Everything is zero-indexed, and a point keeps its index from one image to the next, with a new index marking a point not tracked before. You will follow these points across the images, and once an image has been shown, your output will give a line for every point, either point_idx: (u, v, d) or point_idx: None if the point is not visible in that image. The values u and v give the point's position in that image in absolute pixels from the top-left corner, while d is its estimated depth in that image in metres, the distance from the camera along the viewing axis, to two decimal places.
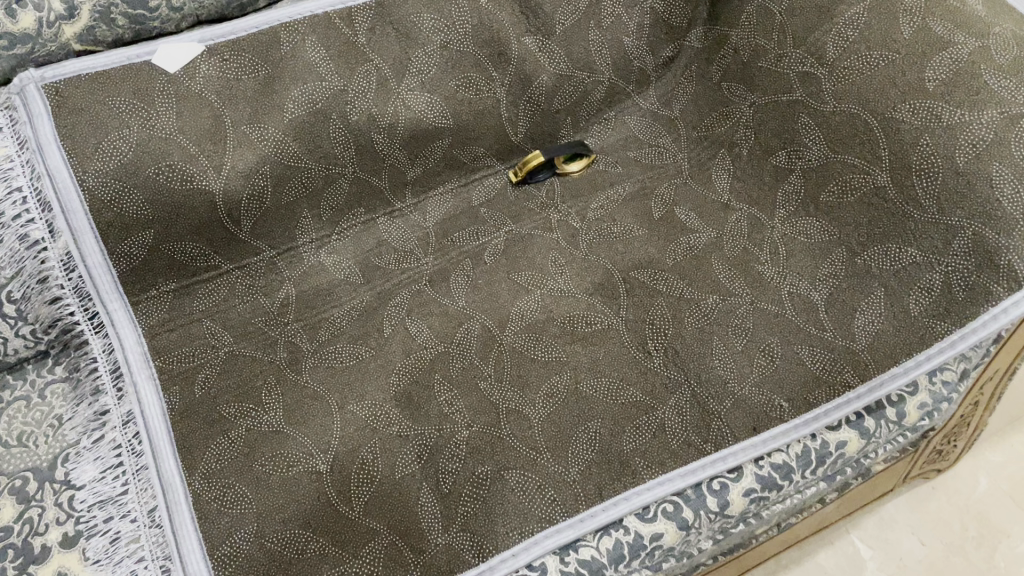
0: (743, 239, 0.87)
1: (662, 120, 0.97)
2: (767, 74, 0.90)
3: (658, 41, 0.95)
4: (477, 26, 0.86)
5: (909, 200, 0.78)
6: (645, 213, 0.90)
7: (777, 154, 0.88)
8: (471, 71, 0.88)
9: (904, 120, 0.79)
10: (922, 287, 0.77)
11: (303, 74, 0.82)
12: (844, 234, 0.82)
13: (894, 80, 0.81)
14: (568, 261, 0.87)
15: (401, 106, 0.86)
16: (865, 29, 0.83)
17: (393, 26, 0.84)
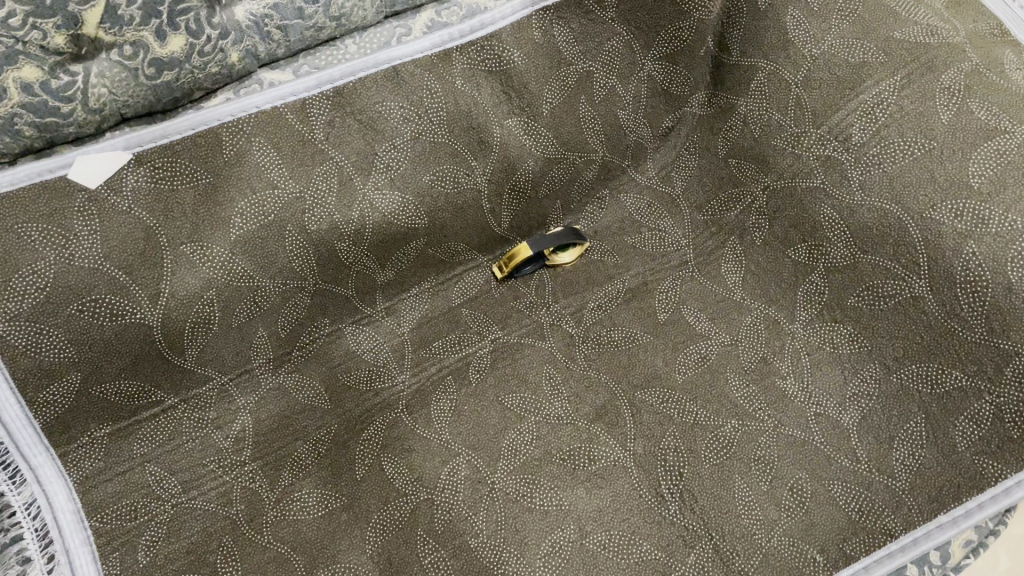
0: (761, 347, 0.78)
1: (663, 199, 0.86)
2: (782, 155, 0.79)
3: (656, 111, 0.84)
4: (453, 111, 0.75)
5: (951, 316, 0.69)
6: (648, 315, 0.80)
7: (796, 247, 0.78)
8: (447, 162, 0.76)
9: (945, 222, 0.69)
10: (971, 418, 0.67)
11: (251, 181, 0.69)
12: (877, 349, 0.73)
13: (931, 173, 0.71)
14: (564, 378, 0.77)
15: (367, 208, 0.74)
16: (896, 110, 0.73)
17: (355, 117, 0.72)
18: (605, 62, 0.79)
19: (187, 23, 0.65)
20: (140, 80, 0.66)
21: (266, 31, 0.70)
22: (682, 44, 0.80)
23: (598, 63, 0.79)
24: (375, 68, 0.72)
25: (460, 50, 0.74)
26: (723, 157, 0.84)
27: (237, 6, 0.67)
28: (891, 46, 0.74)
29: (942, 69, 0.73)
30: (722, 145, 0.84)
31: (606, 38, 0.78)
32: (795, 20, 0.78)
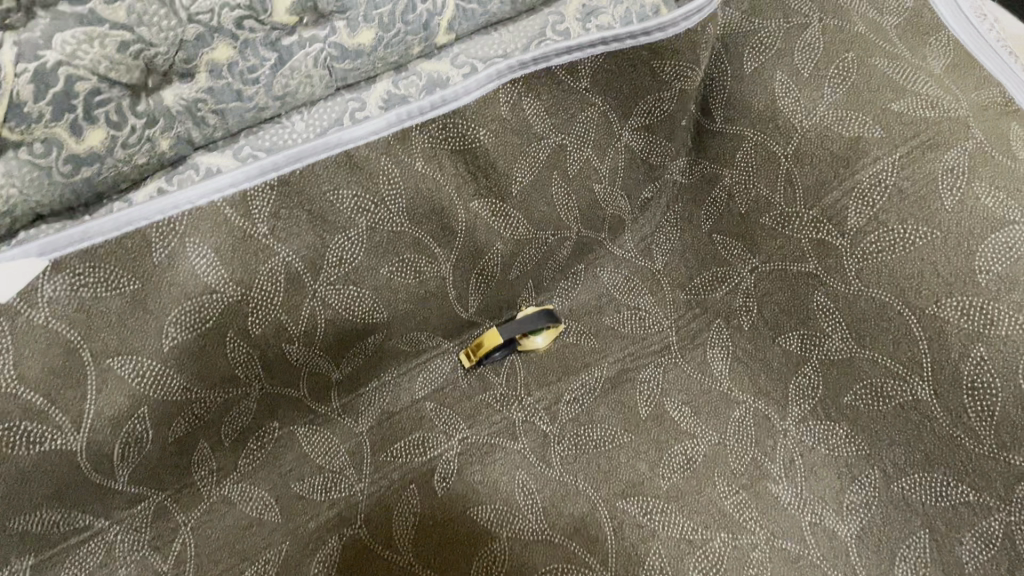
0: (751, 447, 0.72)
1: (643, 274, 0.80)
2: (772, 234, 0.73)
3: (635, 183, 0.78)
4: (413, 197, 0.68)
5: (957, 423, 0.63)
6: (629, 409, 0.74)
7: (787, 335, 0.72)
8: (407, 251, 0.69)
9: (951, 320, 0.64)
10: (980, 536, 0.62)
11: (185, 285, 0.61)
12: (877, 453, 0.68)
13: (935, 266, 0.65)
14: (540, 484, 0.70)
15: (319, 306, 0.67)
16: (895, 193, 0.67)
17: (304, 208, 0.64)
18: (579, 135, 0.73)
19: (107, 114, 0.57)
20: (55, 178, 0.58)
21: (200, 116, 0.62)
22: (664, 113, 0.74)
23: (571, 136, 0.72)
24: (326, 153, 0.64)
25: (420, 129, 0.66)
26: (707, 232, 0.78)
27: (165, 91, 0.60)
28: (889, 119, 0.69)
29: (944, 148, 0.67)
30: (707, 220, 0.78)
31: (580, 109, 0.71)
32: (784, 87, 0.73)
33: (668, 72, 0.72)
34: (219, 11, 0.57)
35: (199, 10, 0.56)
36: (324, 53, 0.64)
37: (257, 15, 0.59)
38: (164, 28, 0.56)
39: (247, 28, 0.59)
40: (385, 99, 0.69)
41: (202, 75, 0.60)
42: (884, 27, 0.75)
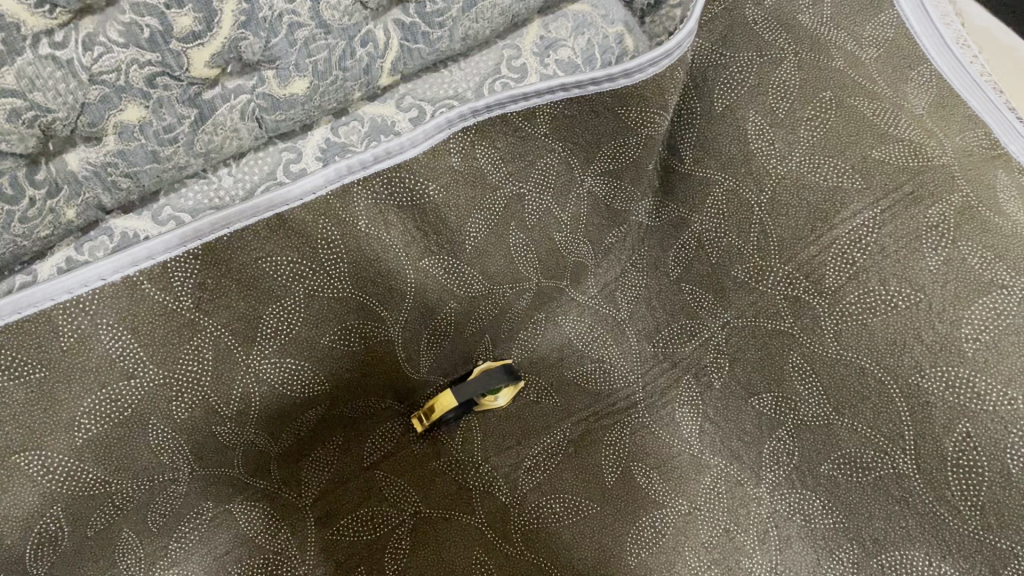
0: (722, 517, 0.67)
1: (607, 324, 0.75)
2: (745, 288, 0.68)
3: (597, 228, 0.71)
4: (355, 259, 0.61)
5: (941, 501, 0.60)
6: (593, 477, 0.69)
7: (761, 397, 0.68)
8: (350, 317, 0.63)
9: (936, 393, 0.60)
10: None
11: (100, 371, 0.55)
12: (857, 526, 0.64)
13: (918, 331, 0.61)
14: (500, 563, 0.66)
15: (253, 382, 0.61)
16: (879, 252, 0.63)
17: (233, 278, 0.58)
18: (537, 182, 0.66)
19: None
20: None
21: (110, 180, 0.55)
22: (628, 160, 0.68)
23: (529, 184, 0.66)
24: (254, 217, 0.57)
25: (362, 185, 0.60)
26: (675, 281, 0.72)
27: (67, 154, 0.52)
28: (870, 168, 0.64)
29: (927, 202, 0.63)
30: (675, 266, 0.72)
31: (538, 157, 0.66)
32: (758, 129, 0.67)
33: (632, 117, 0.66)
34: (126, 69, 0.50)
35: (101, 71, 0.49)
36: (251, 104, 0.57)
37: (171, 71, 0.51)
38: (61, 92, 0.48)
39: (160, 86, 0.52)
40: (322, 148, 0.63)
41: (110, 138, 0.53)
42: (863, 61, 0.69)
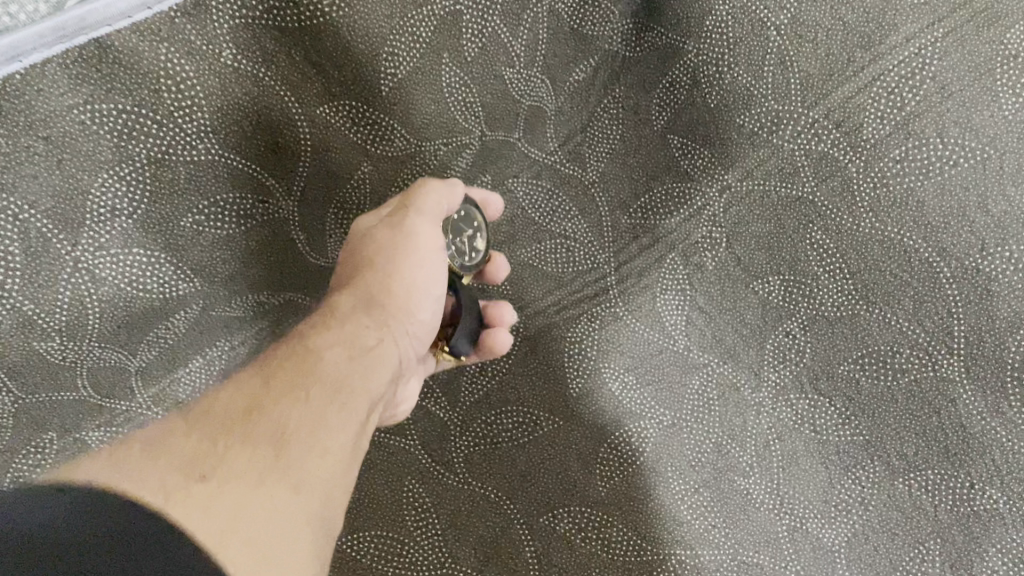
0: (712, 429, 0.54)
1: (572, 187, 0.57)
2: (754, 142, 0.53)
3: (560, 61, 0.54)
4: (222, 107, 0.44)
5: (993, 414, 0.48)
6: (555, 382, 0.55)
7: (766, 280, 0.53)
8: (224, 190, 0.46)
9: (1002, 279, 0.46)
10: (1007, 552, 0.48)
11: None
12: (881, 440, 0.51)
13: (984, 198, 0.47)
14: (435, 497, 0.52)
15: (86, 280, 0.44)
16: (939, 92, 0.47)
17: (40, 133, 0.40)
18: None
19: None
20: None
21: None
22: None
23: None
24: (65, 42, 0.39)
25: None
26: (659, 130, 0.55)
27: None
28: None
29: (1008, 21, 0.46)
30: (660, 111, 0.54)
31: None
32: None
33: None
34: None
35: None
36: None
37: None
38: None
39: None
40: None
41: None
42: None
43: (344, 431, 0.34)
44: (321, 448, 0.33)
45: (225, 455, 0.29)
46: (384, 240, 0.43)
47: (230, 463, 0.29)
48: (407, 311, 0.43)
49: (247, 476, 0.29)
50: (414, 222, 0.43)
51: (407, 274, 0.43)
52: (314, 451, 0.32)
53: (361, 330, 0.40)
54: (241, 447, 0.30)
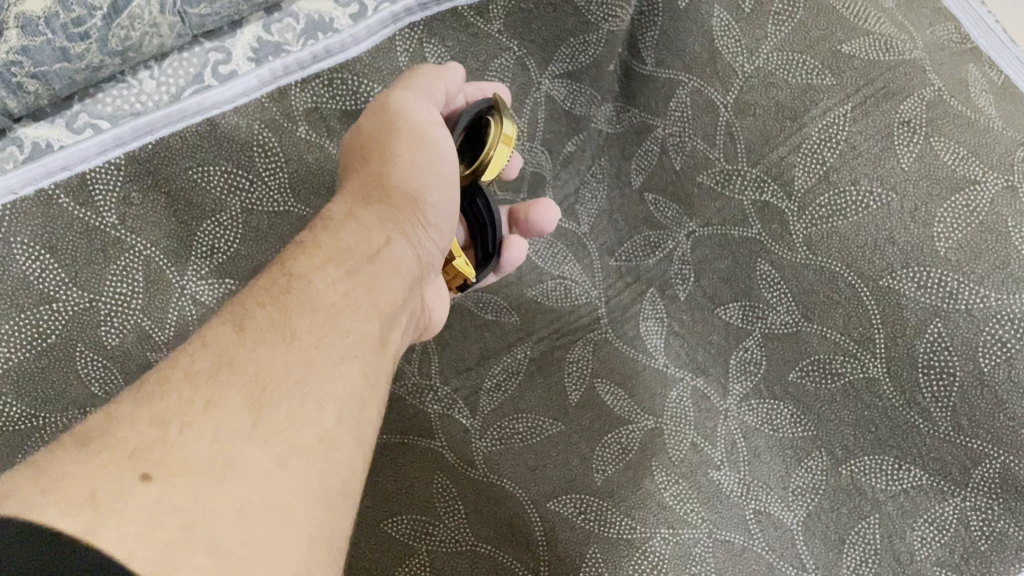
0: (689, 431, 0.65)
1: (568, 238, 0.71)
2: (711, 195, 0.65)
3: (555, 135, 0.69)
4: (296, 169, 0.57)
5: (911, 405, 0.59)
6: (557, 395, 0.66)
7: (727, 306, 0.66)
8: (296, 234, 0.58)
9: (909, 294, 0.58)
10: (933, 522, 0.59)
11: (15, 296, 0.51)
12: (827, 434, 0.62)
13: (891, 233, 0.59)
14: (461, 488, 0.62)
15: (189, 305, 0.56)
16: (850, 151, 0.60)
17: (164, 189, 0.54)
18: (492, 85, 0.64)
19: None
20: None
21: (15, 85, 0.49)
22: (589, 59, 0.65)
23: (483, 87, 0.64)
24: (183, 121, 0.54)
25: (299, 88, 0.57)
26: (637, 189, 0.69)
27: None
28: (839, 65, 0.61)
29: (898, 98, 0.60)
30: (636, 174, 0.68)
31: (493, 56, 0.63)
32: (724, 26, 0.63)
33: (593, 11, 0.64)
34: None
35: None
36: None
37: None
38: None
39: None
40: (255, 48, 0.56)
41: (12, 32, 0.47)
42: None
43: (355, 323, 0.47)
44: (330, 352, 0.45)
45: (231, 377, 0.41)
46: (386, 124, 0.54)
47: (230, 395, 0.40)
48: (416, 203, 0.54)
49: (252, 392, 0.41)
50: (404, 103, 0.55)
51: (407, 162, 0.54)
52: (317, 353, 0.44)
53: (365, 240, 0.51)
54: (248, 367, 0.41)
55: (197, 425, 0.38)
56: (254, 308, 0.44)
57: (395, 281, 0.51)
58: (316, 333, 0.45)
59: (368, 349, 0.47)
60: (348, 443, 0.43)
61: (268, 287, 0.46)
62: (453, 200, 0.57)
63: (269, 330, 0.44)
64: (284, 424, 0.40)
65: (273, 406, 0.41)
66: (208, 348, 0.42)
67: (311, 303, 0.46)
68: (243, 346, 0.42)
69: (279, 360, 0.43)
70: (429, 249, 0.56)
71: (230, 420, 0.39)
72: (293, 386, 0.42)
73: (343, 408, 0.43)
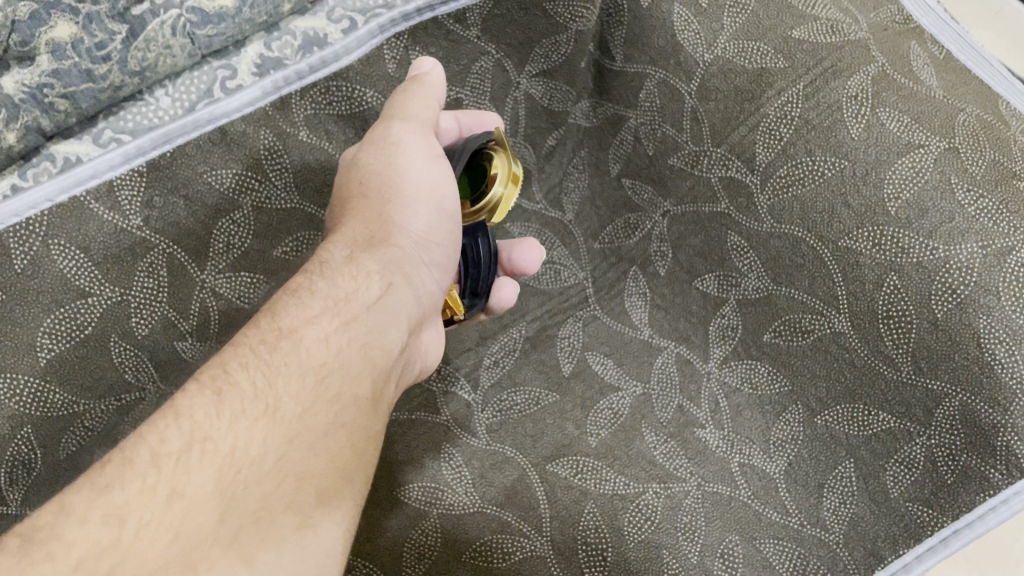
0: (675, 394, 0.70)
1: (554, 225, 0.76)
2: (681, 175, 0.71)
3: (537, 132, 0.75)
4: (299, 168, 0.64)
5: (875, 354, 0.64)
6: (550, 369, 0.72)
7: (703, 277, 0.71)
8: (301, 229, 0.65)
9: (865, 253, 0.63)
10: (902, 462, 0.63)
11: (55, 293, 0.57)
12: (801, 389, 0.67)
13: (845, 198, 0.64)
14: (466, 456, 0.68)
15: (210, 297, 0.62)
16: (804, 126, 0.66)
17: (182, 193, 0.60)
18: (474, 87, 0.70)
19: None
20: None
21: (48, 103, 0.56)
22: (561, 58, 0.72)
23: (467, 89, 0.70)
24: (197, 131, 0.60)
25: (299, 97, 0.63)
26: (615, 176, 0.75)
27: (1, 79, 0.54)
28: (790, 48, 0.66)
29: (846, 75, 0.65)
30: (614, 163, 0.75)
31: (474, 60, 0.69)
32: (683, 21, 0.69)
33: (560, 13, 0.69)
34: None
35: None
36: (182, 19, 0.58)
37: None
38: None
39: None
40: (257, 64, 0.63)
41: (43, 57, 0.54)
42: None
43: (349, 386, 0.46)
44: (320, 425, 0.44)
45: (203, 457, 0.38)
46: (384, 157, 0.58)
47: (204, 472, 0.38)
48: (414, 240, 0.56)
49: (226, 477, 0.38)
50: (399, 131, 0.58)
51: (409, 196, 0.57)
52: (305, 425, 0.43)
53: (360, 289, 0.51)
54: (224, 444, 0.39)
55: (155, 523, 0.35)
56: (239, 371, 0.43)
57: (390, 331, 0.51)
58: (304, 401, 0.44)
59: (359, 417, 0.46)
60: (333, 531, 0.40)
61: (256, 344, 0.46)
62: (453, 235, 0.60)
63: (252, 398, 0.42)
64: (261, 515, 0.37)
65: (248, 498, 0.38)
66: (181, 419, 0.40)
67: (300, 364, 0.45)
68: (221, 420, 0.40)
69: (260, 436, 0.41)
70: (425, 290, 0.57)
71: (200, 506, 0.36)
72: (273, 467, 0.40)
73: (327, 491, 0.41)
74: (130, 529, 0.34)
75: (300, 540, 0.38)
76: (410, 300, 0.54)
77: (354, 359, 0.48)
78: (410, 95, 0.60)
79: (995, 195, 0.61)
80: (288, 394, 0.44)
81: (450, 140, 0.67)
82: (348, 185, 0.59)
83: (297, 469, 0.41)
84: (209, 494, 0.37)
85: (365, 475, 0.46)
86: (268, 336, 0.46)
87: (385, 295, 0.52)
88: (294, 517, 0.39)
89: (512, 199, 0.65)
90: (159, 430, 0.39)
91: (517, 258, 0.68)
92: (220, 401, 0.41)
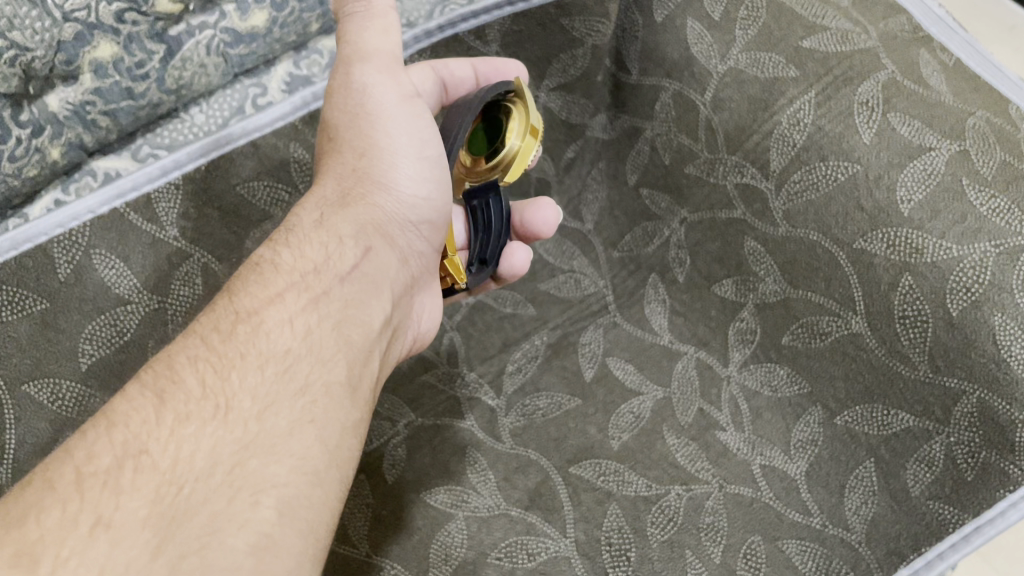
0: (696, 398, 0.71)
1: (574, 235, 0.79)
2: (697, 183, 0.74)
3: (556, 144, 0.80)
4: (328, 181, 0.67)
5: (893, 354, 0.64)
6: (573, 374, 0.73)
7: (721, 283, 0.73)
8: None
9: (880, 254, 0.64)
10: (922, 459, 0.63)
11: (97, 299, 0.61)
12: (818, 389, 0.69)
13: (859, 200, 0.65)
14: (491, 459, 0.69)
15: None
16: (816, 132, 0.67)
17: (217, 206, 0.64)
18: None
19: (11, 151, 0.58)
20: None
21: (90, 120, 0.61)
22: (579, 71, 0.78)
23: None
24: (229, 144, 0.64)
25: None
26: (633, 186, 0.78)
27: (48, 96, 0.58)
28: (802, 57, 0.68)
29: (857, 82, 0.67)
30: (632, 173, 0.78)
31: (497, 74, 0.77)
32: (697, 34, 0.72)
33: (577, 28, 0.77)
34: (95, 6, 0.56)
35: (74, 7, 0.55)
36: (216, 39, 0.62)
37: (137, 6, 0.58)
38: (37, 29, 0.55)
39: (129, 21, 0.58)
40: (287, 81, 0.67)
41: (86, 76, 0.58)
42: None
43: (318, 372, 0.48)
44: (280, 423, 0.45)
45: (137, 476, 0.39)
46: (352, 118, 0.60)
47: (142, 485, 0.39)
48: (393, 201, 0.60)
49: (164, 494, 0.39)
50: (361, 75, 0.59)
51: (387, 161, 0.60)
52: (258, 426, 0.44)
53: (325, 266, 0.54)
54: (161, 461, 0.40)
55: (80, 556, 0.36)
56: (185, 370, 0.45)
57: (362, 310, 0.54)
58: (260, 395, 0.45)
59: (327, 402, 0.48)
60: (289, 546, 0.41)
61: (210, 333, 0.48)
62: (440, 182, 0.62)
63: (198, 401, 0.44)
64: (206, 530, 0.39)
65: (189, 518, 0.39)
66: (116, 428, 0.41)
67: (257, 352, 0.47)
68: (160, 430, 0.42)
69: (205, 445, 0.42)
70: (411, 250, 0.61)
71: (134, 535, 0.37)
72: (222, 478, 0.41)
73: (284, 498, 0.42)
74: (46, 565, 0.35)
75: (246, 548, 0.40)
76: (389, 263, 0.58)
77: (316, 347, 0.49)
78: (366, 28, 0.58)
79: (1006, 196, 0.62)
80: (241, 389, 0.45)
81: (469, 87, 0.70)
82: (325, 154, 0.62)
83: (248, 478, 0.42)
84: (143, 519, 0.38)
85: (345, 457, 0.47)
86: (222, 323, 0.48)
87: (353, 273, 0.55)
88: (242, 535, 0.40)
89: (531, 151, 0.65)
90: (91, 445, 0.40)
91: (534, 219, 0.70)
92: (160, 407, 0.43)
